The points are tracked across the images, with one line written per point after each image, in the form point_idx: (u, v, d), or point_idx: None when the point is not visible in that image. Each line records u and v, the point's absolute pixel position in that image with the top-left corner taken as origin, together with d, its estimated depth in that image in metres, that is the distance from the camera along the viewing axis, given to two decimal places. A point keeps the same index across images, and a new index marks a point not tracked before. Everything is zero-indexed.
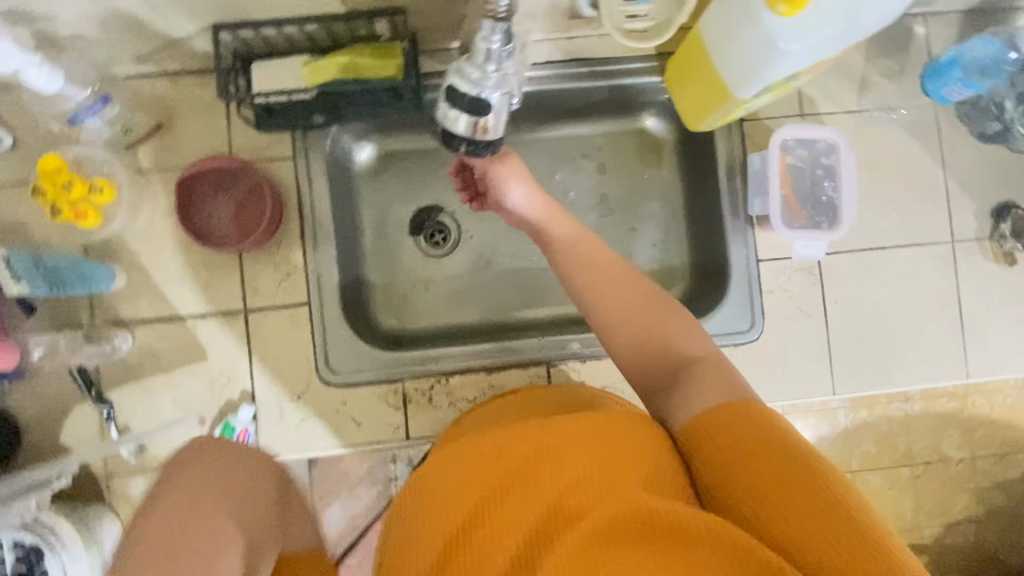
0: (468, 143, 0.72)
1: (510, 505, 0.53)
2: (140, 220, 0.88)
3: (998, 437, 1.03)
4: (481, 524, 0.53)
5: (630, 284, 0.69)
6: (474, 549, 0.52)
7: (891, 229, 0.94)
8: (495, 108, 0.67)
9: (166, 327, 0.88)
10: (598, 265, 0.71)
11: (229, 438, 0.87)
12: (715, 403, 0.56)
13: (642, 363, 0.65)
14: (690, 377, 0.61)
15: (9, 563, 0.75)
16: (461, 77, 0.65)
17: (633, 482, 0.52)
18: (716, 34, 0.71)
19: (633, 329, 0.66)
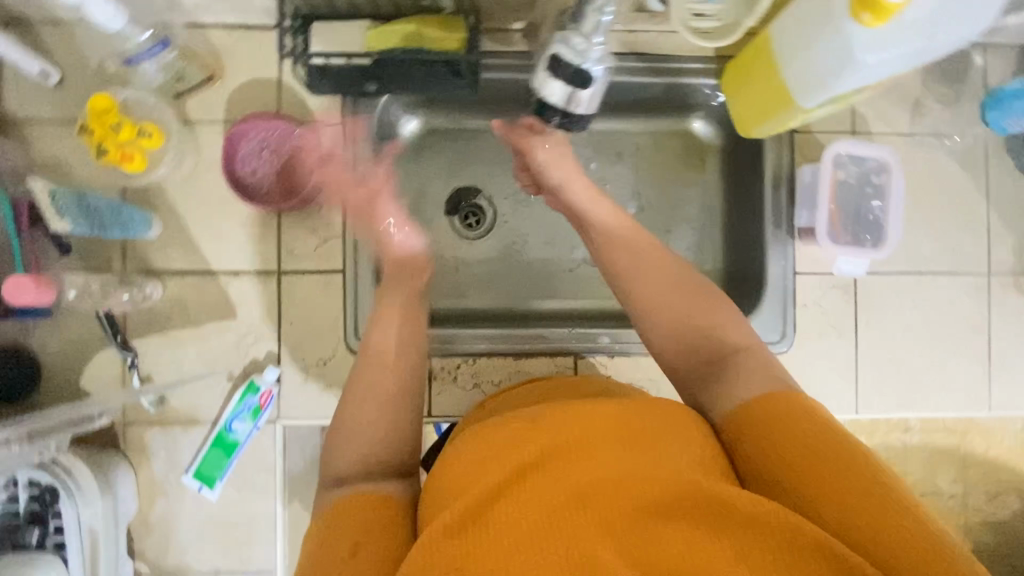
0: (560, 115, 0.78)
1: (557, 468, 0.50)
2: (183, 170, 0.88)
3: (993, 474, 0.96)
4: (523, 484, 0.49)
5: (670, 274, 0.68)
6: (515, 508, 0.48)
7: (930, 256, 0.93)
8: (594, 81, 0.75)
9: (198, 280, 0.88)
10: (640, 253, 0.70)
11: (253, 397, 0.86)
12: (760, 394, 0.56)
13: (680, 352, 0.65)
14: (733, 368, 0.60)
15: (24, 500, 0.75)
16: (567, 46, 0.73)
17: (686, 464, 0.50)
18: (795, 31, 0.70)
19: (673, 319, 0.66)
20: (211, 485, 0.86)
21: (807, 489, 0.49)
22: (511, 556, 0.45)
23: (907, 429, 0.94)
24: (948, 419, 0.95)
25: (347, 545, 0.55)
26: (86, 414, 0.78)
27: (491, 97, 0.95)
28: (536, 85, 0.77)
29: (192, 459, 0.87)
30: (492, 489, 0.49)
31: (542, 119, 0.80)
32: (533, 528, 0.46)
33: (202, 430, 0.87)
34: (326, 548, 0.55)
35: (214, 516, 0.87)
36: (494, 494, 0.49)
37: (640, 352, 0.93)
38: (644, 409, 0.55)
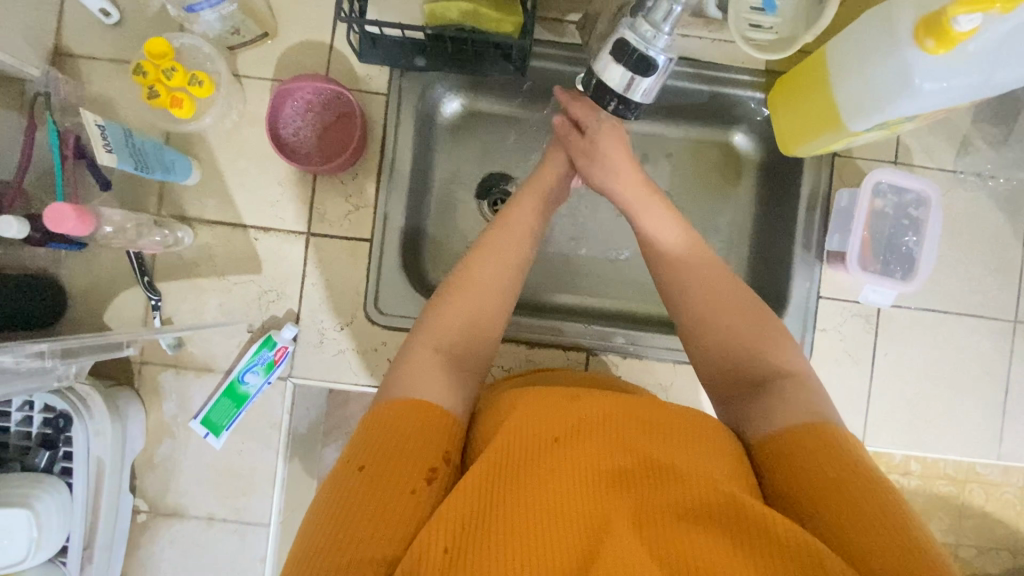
0: (618, 101, 0.69)
1: (592, 446, 0.53)
2: (227, 122, 0.89)
3: (988, 528, 0.99)
4: (558, 455, 0.52)
5: (726, 292, 0.68)
6: (547, 475, 0.51)
7: (958, 296, 0.92)
8: (658, 71, 0.66)
9: (228, 231, 0.89)
10: (698, 269, 0.70)
11: (267, 352, 0.87)
12: (796, 424, 0.57)
13: (720, 369, 0.66)
14: (774, 393, 0.61)
15: (39, 423, 0.76)
16: (633, 31, 0.65)
17: (719, 471, 0.52)
18: (854, 49, 0.70)
19: (719, 336, 0.66)
20: (217, 434, 0.88)
21: (825, 513, 0.51)
22: (538, 517, 0.48)
23: (906, 471, 0.97)
24: (948, 466, 0.98)
25: (420, 471, 0.53)
26: (115, 342, 0.78)
27: (538, 87, 0.95)
28: (595, 67, 0.69)
29: (201, 406, 0.88)
30: (529, 454, 0.52)
31: (597, 103, 0.71)
32: (561, 497, 0.49)
33: (215, 378, 0.88)
34: (394, 465, 0.52)
35: (215, 464, 0.89)
36: (529, 459, 0.52)
37: (653, 356, 0.93)
38: (688, 416, 0.58)
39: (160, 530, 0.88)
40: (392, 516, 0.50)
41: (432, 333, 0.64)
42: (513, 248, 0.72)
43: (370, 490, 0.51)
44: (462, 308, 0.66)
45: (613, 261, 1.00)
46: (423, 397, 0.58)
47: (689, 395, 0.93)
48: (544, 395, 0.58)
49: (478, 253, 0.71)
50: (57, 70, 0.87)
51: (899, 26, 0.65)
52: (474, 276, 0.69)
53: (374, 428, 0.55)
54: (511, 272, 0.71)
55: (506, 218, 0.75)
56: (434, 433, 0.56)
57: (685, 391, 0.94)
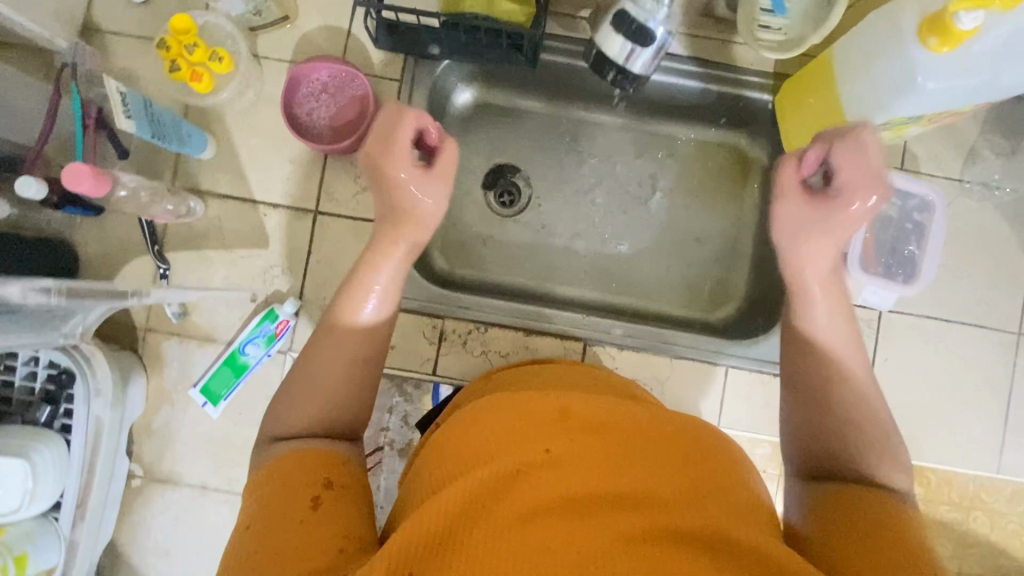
0: (617, 72, 0.73)
1: (577, 460, 0.51)
2: (243, 100, 0.91)
3: (991, 560, 0.94)
4: (544, 470, 0.51)
5: (840, 382, 0.62)
6: (532, 489, 0.49)
7: (960, 305, 0.92)
8: (656, 42, 0.69)
9: (238, 206, 0.91)
10: (822, 360, 0.63)
11: (268, 324, 0.88)
12: (848, 491, 0.56)
13: (811, 427, 0.62)
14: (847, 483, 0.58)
15: (42, 378, 0.78)
16: (634, 3, 0.68)
17: (709, 494, 0.51)
18: (861, 49, 0.70)
19: (812, 426, 0.62)
20: (215, 403, 0.89)
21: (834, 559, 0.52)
22: (518, 533, 0.47)
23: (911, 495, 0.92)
24: (954, 492, 0.93)
25: (305, 499, 0.53)
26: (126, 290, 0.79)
27: (550, 81, 0.99)
28: (596, 39, 0.72)
29: (202, 375, 0.90)
30: (515, 466, 0.51)
31: (598, 74, 0.75)
32: (544, 513, 0.48)
33: (216, 348, 0.90)
34: (292, 496, 0.53)
35: (212, 433, 0.90)
36: (515, 471, 0.51)
37: (650, 350, 0.93)
38: (679, 433, 0.57)
39: (154, 496, 0.90)
40: (291, 543, 0.50)
41: (293, 410, 0.61)
42: (373, 303, 0.67)
43: (252, 542, 0.51)
44: (313, 385, 0.62)
45: (614, 254, 1.03)
46: (276, 458, 0.58)
47: (684, 392, 0.93)
48: (531, 401, 0.57)
49: (338, 311, 0.66)
50: (86, 43, 0.90)
51: (906, 22, 0.65)
52: (322, 346, 0.64)
53: (256, 487, 0.56)
54: (375, 334, 0.66)
55: (372, 269, 0.69)
56: (316, 465, 0.56)
57: (681, 387, 0.93)
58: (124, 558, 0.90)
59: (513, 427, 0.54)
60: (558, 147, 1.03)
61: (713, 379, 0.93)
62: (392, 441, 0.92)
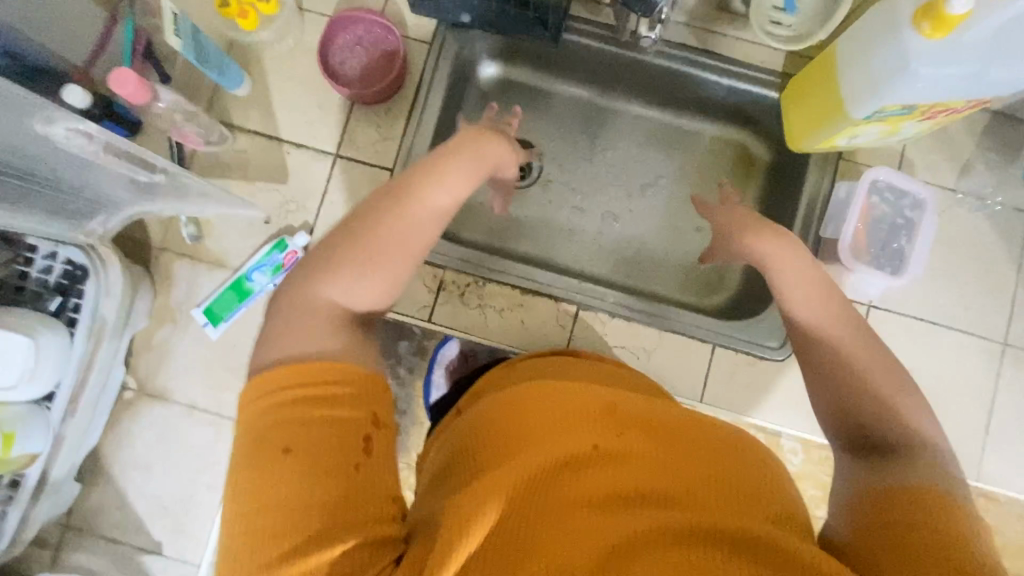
0: None
1: (623, 455, 0.52)
2: (283, 46, 0.97)
3: None
4: (589, 464, 0.51)
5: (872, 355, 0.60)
6: (575, 481, 0.50)
7: (948, 310, 0.94)
8: None
9: (264, 142, 0.96)
10: (844, 343, 0.62)
11: (277, 254, 0.92)
12: (885, 486, 0.50)
13: (836, 411, 0.59)
14: (885, 456, 0.54)
15: (57, 274, 0.83)
16: None
17: (748, 499, 0.50)
18: (862, 37, 0.75)
19: (838, 402, 0.59)
20: (216, 324, 0.92)
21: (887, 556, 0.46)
22: (562, 524, 0.47)
23: None
24: None
25: (357, 439, 0.48)
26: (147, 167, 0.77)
27: (571, 61, 1.03)
28: None
29: (207, 297, 0.92)
30: (561, 457, 0.51)
31: None
32: (587, 505, 0.48)
33: (224, 273, 0.93)
34: (337, 437, 0.47)
35: (209, 354, 0.92)
36: (562, 463, 0.51)
37: (641, 320, 0.95)
38: (721, 442, 0.57)
39: (143, 410, 0.91)
40: (338, 494, 0.46)
41: (343, 288, 0.58)
42: (440, 201, 0.67)
43: (300, 476, 0.46)
44: (362, 251, 0.60)
45: (615, 233, 1.06)
46: (325, 356, 0.52)
47: (669, 364, 0.95)
48: (574, 396, 0.58)
49: (409, 191, 0.65)
50: None
51: (902, 7, 0.70)
52: (379, 218, 0.62)
53: (284, 410, 0.48)
54: (432, 223, 0.65)
55: (443, 169, 0.70)
56: (365, 395, 0.51)
57: (667, 361, 0.96)
58: (105, 468, 0.91)
59: (564, 417, 0.55)
60: (573, 128, 1.08)
61: (699, 357, 0.96)
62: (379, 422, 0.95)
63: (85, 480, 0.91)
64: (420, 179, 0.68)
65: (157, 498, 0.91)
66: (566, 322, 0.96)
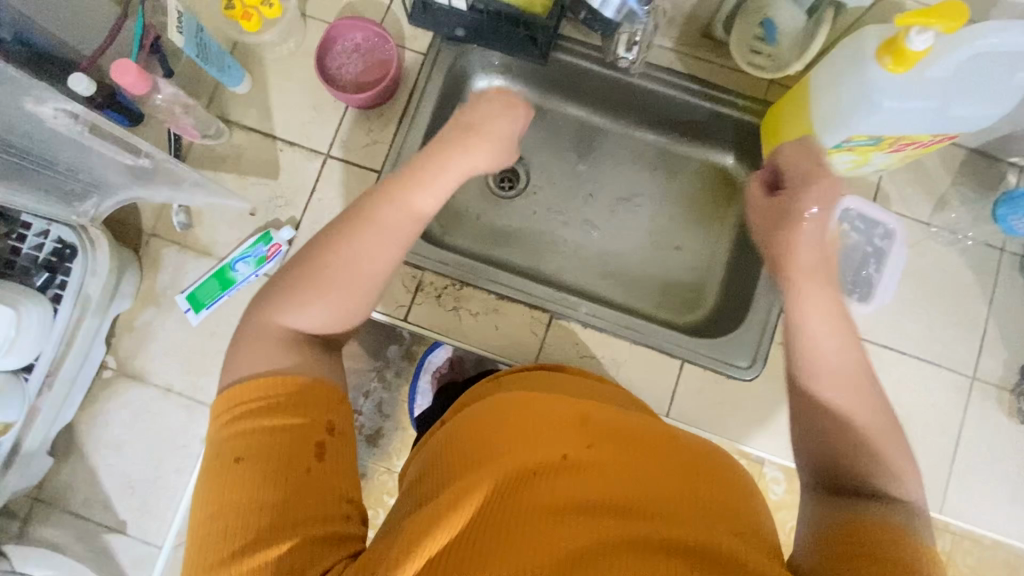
0: None
1: (597, 466, 0.51)
2: (284, 48, 1.02)
3: None
4: (561, 474, 0.50)
5: (863, 400, 0.59)
6: (546, 490, 0.49)
7: (918, 341, 0.95)
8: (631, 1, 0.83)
9: (259, 138, 0.99)
10: (840, 374, 0.61)
11: (262, 246, 0.95)
12: (868, 529, 0.52)
13: (817, 443, 0.60)
14: (859, 501, 0.55)
15: (45, 251, 0.87)
16: None
17: (720, 517, 0.49)
18: (828, 70, 0.78)
19: (823, 439, 0.60)
20: (197, 311, 0.94)
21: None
22: (525, 530, 0.46)
23: None
24: None
25: (310, 444, 0.51)
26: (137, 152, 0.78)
27: (561, 78, 1.06)
28: None
29: (191, 284, 0.95)
30: (532, 466, 0.50)
31: None
32: (553, 513, 0.47)
33: (209, 262, 0.96)
34: (292, 442, 0.50)
35: (188, 339, 0.95)
36: (531, 471, 0.50)
37: (612, 331, 0.96)
38: (696, 457, 0.56)
39: (120, 390, 0.94)
40: (288, 496, 0.48)
41: (300, 311, 0.61)
42: (403, 220, 0.67)
43: (255, 477, 0.48)
44: (318, 277, 0.62)
45: (597, 247, 1.08)
46: (283, 368, 0.55)
47: (638, 376, 0.97)
48: (552, 407, 0.57)
49: (369, 214, 0.66)
50: None
51: (865, 43, 0.73)
52: (336, 241, 0.64)
53: (242, 418, 0.52)
54: (393, 245, 0.66)
55: (406, 185, 0.70)
56: (320, 405, 0.54)
57: (636, 373, 0.97)
58: (79, 443, 0.93)
59: (538, 427, 0.54)
60: (560, 143, 1.11)
61: (668, 371, 0.97)
62: (365, 425, 1.05)
63: (58, 454, 0.93)
64: (380, 199, 0.68)
65: (125, 477, 0.93)
66: (539, 330, 0.98)
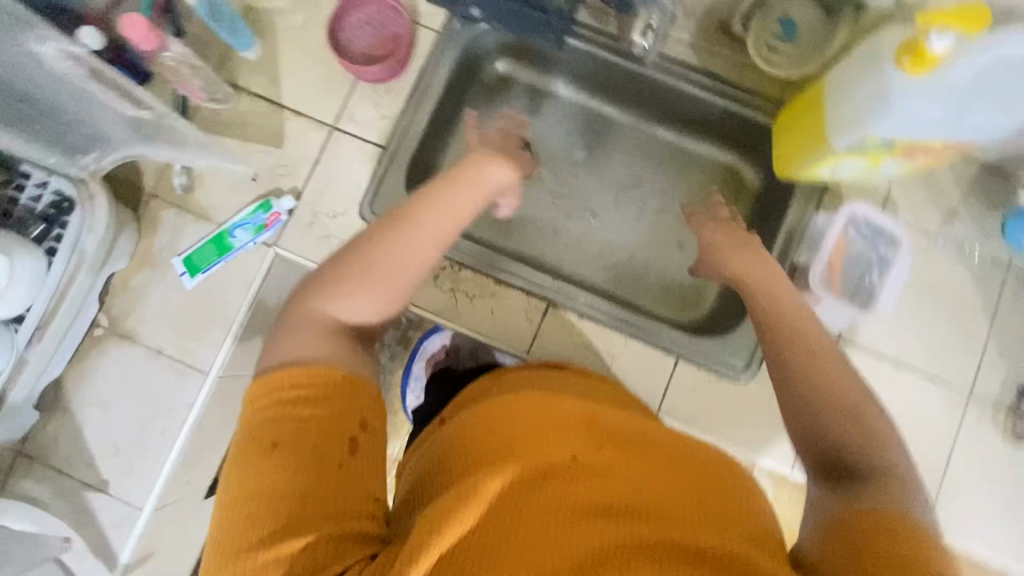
0: None
1: (608, 469, 0.50)
2: (297, 17, 1.01)
3: None
4: (571, 476, 0.49)
5: (852, 398, 0.59)
6: (557, 491, 0.48)
7: (916, 354, 0.94)
8: None
9: (266, 106, 0.99)
10: (833, 366, 0.61)
11: (262, 214, 0.94)
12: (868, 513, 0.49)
13: (808, 434, 0.59)
14: (855, 486, 0.53)
15: (44, 204, 0.85)
16: None
17: (735, 524, 0.48)
18: (847, 71, 0.77)
19: (818, 432, 0.58)
20: (192, 275, 0.94)
21: None
22: (538, 530, 0.45)
23: None
24: None
25: (342, 440, 0.49)
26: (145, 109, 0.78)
27: (574, 66, 1.05)
28: None
29: (188, 247, 0.95)
30: (541, 467, 0.49)
31: None
32: (565, 514, 0.46)
33: (208, 227, 0.95)
34: (324, 435, 0.49)
35: (181, 302, 0.94)
36: (541, 472, 0.49)
37: (607, 323, 0.96)
38: (706, 465, 0.55)
39: (111, 348, 0.93)
40: (318, 488, 0.47)
41: (336, 305, 0.59)
42: (443, 222, 0.67)
43: (288, 469, 0.47)
44: (356, 273, 0.61)
45: (599, 239, 1.07)
46: (317, 358, 0.53)
47: (631, 371, 0.96)
48: (560, 409, 0.56)
49: (410, 214, 0.66)
50: None
51: (886, 43, 0.72)
52: (376, 239, 0.63)
53: (279, 408, 0.50)
54: (432, 245, 0.65)
55: (446, 188, 0.70)
56: (354, 401, 0.52)
57: (630, 368, 0.96)
58: (66, 399, 0.93)
59: (547, 430, 0.54)
60: (569, 132, 1.10)
61: (662, 368, 0.96)
62: None
63: (45, 408, 0.92)
64: (420, 200, 0.68)
65: (110, 436, 0.93)
66: (535, 317, 0.97)
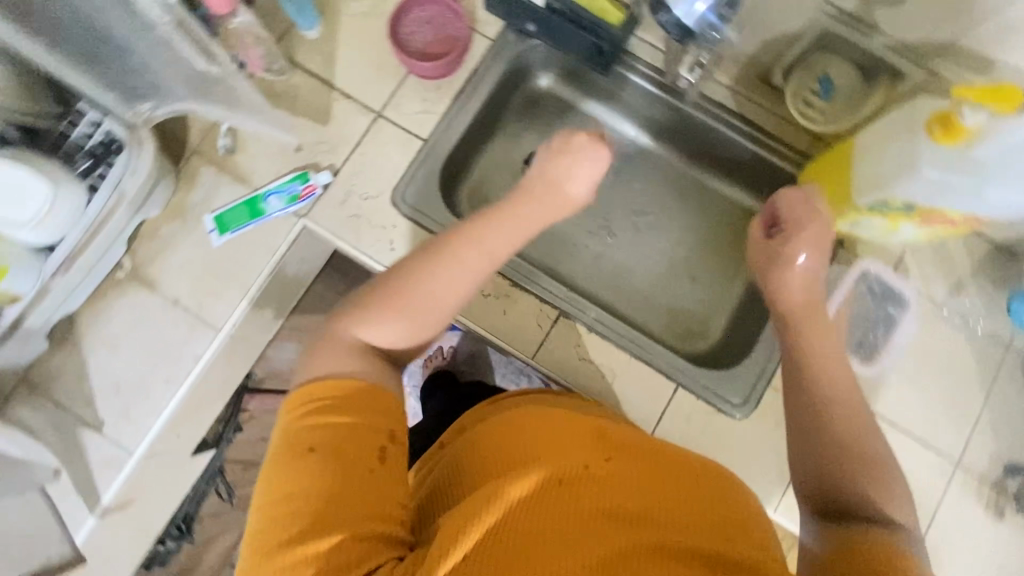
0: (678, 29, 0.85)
1: (621, 478, 0.51)
2: (360, 6, 1.05)
3: None
4: (585, 483, 0.50)
5: (858, 441, 0.60)
6: (571, 499, 0.49)
7: (910, 416, 0.95)
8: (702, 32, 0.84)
9: (318, 84, 1.02)
10: (844, 411, 0.62)
11: (297, 185, 0.97)
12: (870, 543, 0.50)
13: (815, 468, 0.61)
14: (849, 520, 0.55)
15: (93, 142, 0.89)
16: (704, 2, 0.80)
17: (744, 538, 0.49)
18: (877, 135, 0.80)
19: (818, 466, 0.60)
20: (221, 233, 0.96)
21: None
22: (553, 534, 0.46)
23: None
24: None
25: (372, 450, 0.51)
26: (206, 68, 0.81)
27: (617, 92, 1.09)
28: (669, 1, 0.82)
29: (221, 206, 0.97)
30: (557, 474, 0.51)
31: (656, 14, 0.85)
32: (579, 520, 0.47)
33: (243, 189, 0.98)
34: (353, 438, 0.51)
35: (205, 258, 0.96)
36: (557, 479, 0.50)
37: (614, 341, 0.98)
38: (717, 479, 0.55)
39: (130, 291, 0.95)
40: (349, 492, 0.48)
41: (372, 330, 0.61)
42: (480, 258, 0.68)
43: (321, 471, 0.49)
44: (393, 299, 0.63)
45: (615, 260, 1.10)
46: (350, 370, 0.57)
47: (631, 391, 0.97)
48: (574, 424, 0.58)
49: (448, 247, 0.67)
50: None
51: (918, 110, 0.75)
52: (415, 269, 0.65)
53: (313, 416, 0.52)
54: (468, 279, 0.67)
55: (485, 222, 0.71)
56: (384, 412, 0.54)
57: (631, 387, 0.98)
58: (77, 334, 0.94)
59: (563, 442, 0.55)
60: None
61: (661, 392, 0.97)
62: None
63: (55, 340, 0.94)
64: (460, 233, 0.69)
65: (114, 377, 0.94)
66: (545, 324, 0.99)
